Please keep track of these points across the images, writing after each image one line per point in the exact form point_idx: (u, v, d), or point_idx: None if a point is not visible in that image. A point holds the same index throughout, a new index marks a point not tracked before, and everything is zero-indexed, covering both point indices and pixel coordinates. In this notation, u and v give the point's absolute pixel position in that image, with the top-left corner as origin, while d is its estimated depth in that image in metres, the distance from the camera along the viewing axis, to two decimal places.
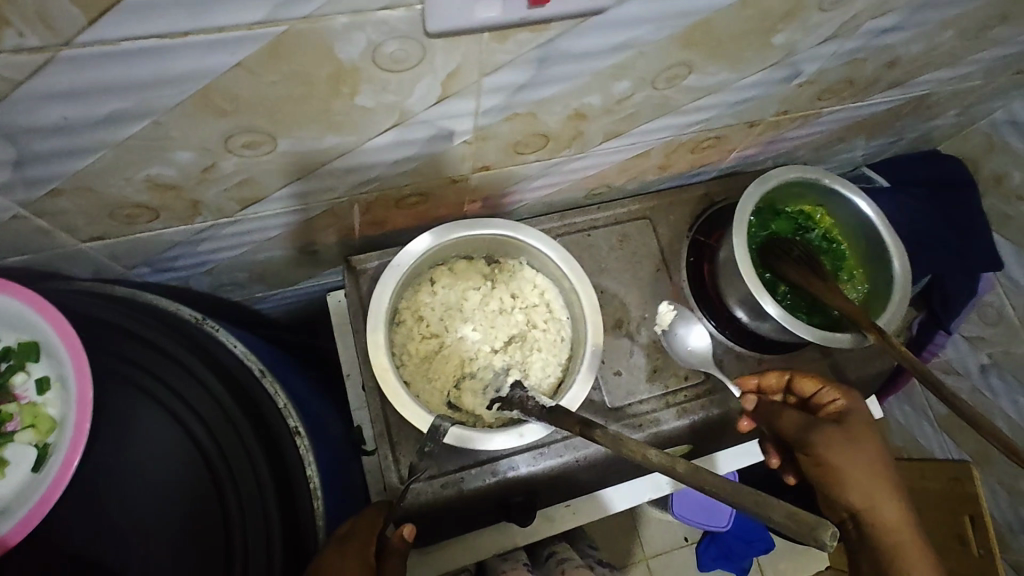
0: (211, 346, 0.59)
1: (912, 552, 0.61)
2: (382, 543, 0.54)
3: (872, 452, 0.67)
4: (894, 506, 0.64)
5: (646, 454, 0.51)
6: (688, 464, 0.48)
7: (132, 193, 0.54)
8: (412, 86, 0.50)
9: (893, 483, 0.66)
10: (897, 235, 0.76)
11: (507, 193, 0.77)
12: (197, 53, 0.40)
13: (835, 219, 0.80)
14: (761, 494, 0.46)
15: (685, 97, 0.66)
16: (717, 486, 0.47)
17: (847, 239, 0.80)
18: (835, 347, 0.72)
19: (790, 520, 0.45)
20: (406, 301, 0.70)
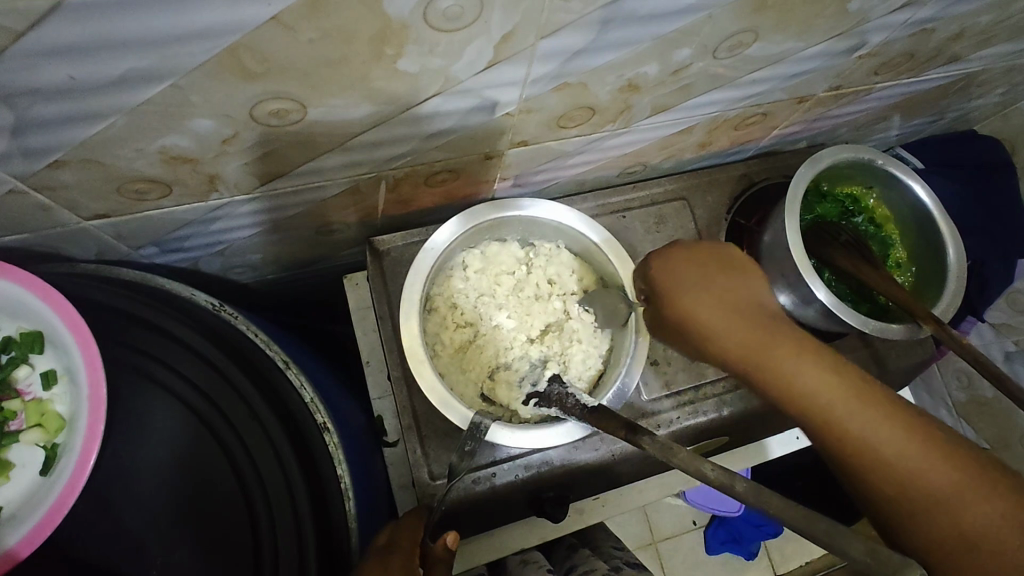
0: (232, 334, 0.54)
1: (786, 381, 0.48)
2: (425, 551, 0.51)
3: (709, 294, 0.52)
4: (750, 339, 0.49)
5: (700, 467, 0.46)
6: (749, 482, 0.44)
7: (142, 166, 0.48)
8: (462, 48, 0.44)
9: (735, 307, 0.51)
10: (952, 220, 0.72)
11: (541, 170, 0.72)
12: (227, 4, 0.34)
13: (884, 203, 0.76)
14: (835, 521, 0.40)
15: (742, 69, 0.61)
16: (778, 508, 0.42)
17: (896, 225, 0.76)
18: (888, 338, 0.68)
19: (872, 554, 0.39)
20: (438, 287, 0.65)
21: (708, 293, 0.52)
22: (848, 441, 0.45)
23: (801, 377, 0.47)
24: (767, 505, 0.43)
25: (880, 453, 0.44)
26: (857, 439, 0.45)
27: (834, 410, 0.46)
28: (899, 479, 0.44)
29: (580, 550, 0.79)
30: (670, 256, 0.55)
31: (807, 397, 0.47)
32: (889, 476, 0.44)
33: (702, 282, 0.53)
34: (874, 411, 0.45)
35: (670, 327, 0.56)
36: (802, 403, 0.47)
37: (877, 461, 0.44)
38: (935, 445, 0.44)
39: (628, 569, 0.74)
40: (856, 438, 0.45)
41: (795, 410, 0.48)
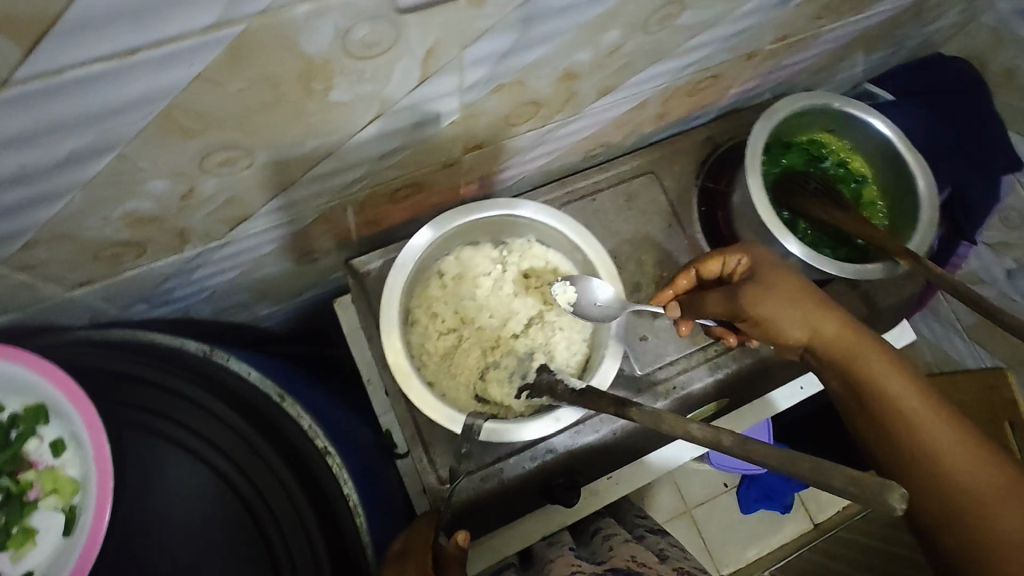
0: (225, 377, 0.56)
1: (870, 367, 0.57)
2: (437, 552, 0.52)
3: (810, 287, 0.61)
4: (843, 329, 0.59)
5: (688, 428, 0.48)
6: (734, 435, 0.45)
7: (110, 232, 0.50)
8: (390, 70, 0.45)
9: (832, 303, 0.61)
10: (917, 151, 0.72)
11: (504, 168, 0.74)
12: (150, 73, 0.36)
13: (848, 144, 0.76)
14: (816, 458, 0.41)
15: (679, 38, 0.61)
16: (765, 456, 0.43)
17: (863, 164, 0.76)
18: (867, 279, 0.68)
19: (855, 484, 0.40)
20: (417, 298, 0.67)
21: (810, 287, 0.61)
22: (915, 433, 0.54)
23: (883, 368, 0.57)
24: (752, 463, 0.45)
25: (936, 451, 0.53)
26: (921, 430, 0.54)
27: (908, 405, 0.55)
28: (948, 473, 0.52)
29: (605, 517, 0.80)
30: (772, 258, 0.63)
31: (886, 388, 0.56)
32: (943, 467, 0.53)
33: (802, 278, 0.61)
34: (938, 417, 0.55)
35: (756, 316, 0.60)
36: (880, 390, 0.56)
37: (933, 457, 0.53)
38: (983, 458, 0.52)
39: (651, 537, 0.75)
40: (919, 430, 0.54)
41: (881, 408, 0.56)
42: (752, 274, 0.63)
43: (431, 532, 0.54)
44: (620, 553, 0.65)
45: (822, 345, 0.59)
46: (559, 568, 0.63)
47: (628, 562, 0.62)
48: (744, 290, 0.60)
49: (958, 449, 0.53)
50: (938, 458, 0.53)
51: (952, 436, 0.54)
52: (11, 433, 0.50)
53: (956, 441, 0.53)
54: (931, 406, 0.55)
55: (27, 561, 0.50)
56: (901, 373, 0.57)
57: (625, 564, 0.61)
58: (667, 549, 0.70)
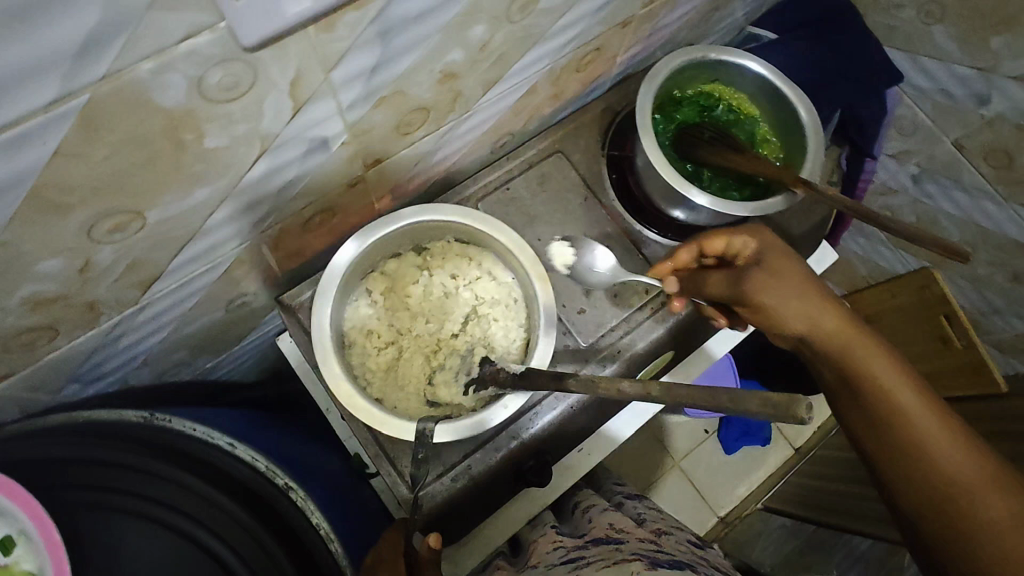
0: (172, 439, 0.58)
1: (868, 357, 0.56)
2: (411, 557, 0.54)
3: (810, 276, 0.61)
4: (842, 320, 0.58)
5: (620, 387, 0.50)
6: (660, 384, 0.48)
7: (14, 319, 0.49)
8: (259, 107, 0.46)
9: (834, 297, 0.61)
10: (794, 83, 0.76)
11: (413, 176, 0.74)
12: (5, 158, 0.36)
13: (733, 89, 0.80)
14: (732, 389, 0.45)
15: (546, 21, 0.63)
16: (689, 397, 0.46)
17: (751, 105, 0.80)
18: (773, 213, 0.70)
19: (768, 406, 0.43)
20: (350, 321, 0.67)
21: (811, 276, 0.61)
22: (910, 427, 0.52)
23: (880, 361, 0.55)
24: (681, 405, 0.47)
25: (928, 446, 0.51)
26: (913, 426, 0.52)
27: (902, 398, 0.53)
28: (940, 468, 0.50)
29: (585, 491, 0.82)
30: (778, 247, 0.63)
31: (883, 382, 0.54)
32: (935, 464, 0.50)
33: (801, 265, 0.62)
34: (933, 411, 0.52)
35: (758, 303, 0.60)
36: (877, 384, 0.54)
37: (924, 453, 0.51)
38: (976, 456, 0.50)
39: (629, 503, 0.77)
40: (916, 427, 0.52)
41: (875, 402, 0.54)
42: (757, 258, 0.63)
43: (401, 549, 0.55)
44: (599, 523, 0.66)
45: (820, 336, 0.58)
46: (542, 551, 0.65)
47: (607, 530, 0.63)
48: (749, 275, 0.61)
49: (952, 447, 0.50)
50: (928, 452, 0.51)
51: (951, 434, 0.51)
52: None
53: (949, 437, 0.51)
54: (928, 402, 0.53)
55: None
56: (898, 366, 0.56)
57: (604, 533, 0.62)
58: (645, 513, 0.72)
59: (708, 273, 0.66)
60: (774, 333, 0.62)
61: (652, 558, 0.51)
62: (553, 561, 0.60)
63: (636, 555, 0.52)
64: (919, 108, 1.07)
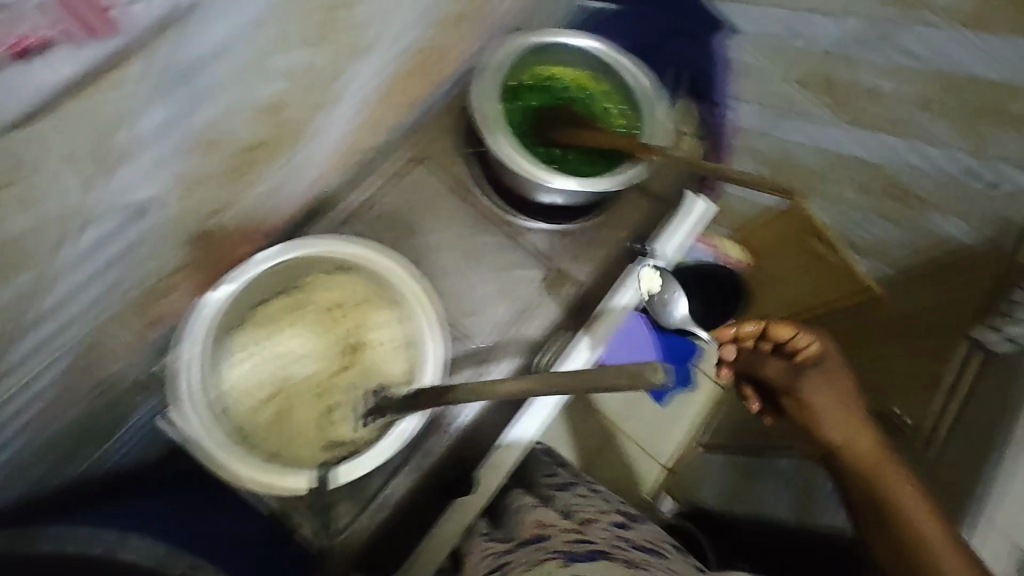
0: (47, 555, 0.54)
1: (891, 477, 0.64)
2: None
3: (856, 411, 0.71)
4: (875, 448, 0.67)
5: (501, 388, 0.51)
6: (537, 377, 0.49)
7: None
8: (40, 187, 0.42)
9: (872, 423, 0.71)
10: (624, 54, 0.79)
11: (267, 218, 0.71)
12: None
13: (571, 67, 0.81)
14: (594, 367, 0.46)
15: (362, 35, 0.61)
16: (562, 382, 0.48)
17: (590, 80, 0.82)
18: (629, 182, 0.72)
19: (630, 377, 0.44)
20: (224, 379, 0.62)
21: (859, 409, 0.71)
22: (919, 541, 0.58)
23: (904, 483, 0.63)
24: (556, 392, 0.49)
25: (931, 554, 0.57)
26: (917, 533, 0.58)
27: (914, 515, 0.60)
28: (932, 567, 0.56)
29: (513, 484, 0.77)
30: (840, 375, 0.73)
31: (902, 502, 0.61)
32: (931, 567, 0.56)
33: (855, 418, 0.70)
34: (945, 529, 0.58)
35: (807, 400, 0.71)
36: (896, 506, 0.61)
37: (926, 561, 0.57)
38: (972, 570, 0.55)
39: (562, 492, 0.73)
40: (920, 535, 0.58)
41: (890, 513, 0.61)
42: (816, 360, 0.72)
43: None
44: (526, 522, 0.65)
45: (852, 455, 0.68)
46: (474, 565, 0.63)
47: (534, 528, 0.62)
48: (807, 373, 0.71)
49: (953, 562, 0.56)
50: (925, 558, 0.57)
51: (952, 547, 0.57)
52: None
53: (951, 550, 0.56)
54: (931, 515, 0.60)
55: None
56: (917, 488, 0.63)
57: (531, 533, 0.61)
58: (575, 501, 0.70)
59: (764, 359, 0.74)
60: (815, 441, 0.71)
61: (571, 555, 0.54)
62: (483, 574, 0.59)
63: (557, 559, 0.53)
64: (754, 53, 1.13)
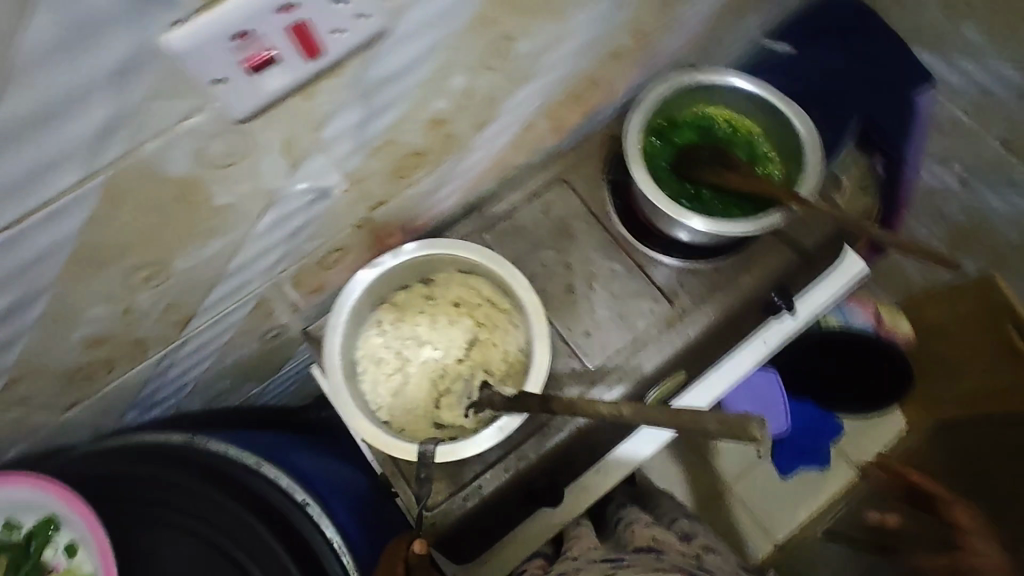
0: (203, 455, 0.65)
1: None
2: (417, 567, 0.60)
3: None
4: None
5: (595, 409, 0.54)
6: (630, 406, 0.51)
7: (76, 356, 0.59)
8: (256, 169, 0.53)
9: None
10: (784, 95, 0.78)
11: (422, 213, 0.80)
12: (48, 227, 0.44)
13: (726, 106, 0.82)
14: (692, 410, 0.47)
15: (528, 65, 0.68)
16: (651, 415, 0.49)
17: (744, 118, 0.81)
18: (768, 230, 0.71)
19: (725, 426, 0.45)
20: (362, 349, 0.74)
21: None
22: None
23: None
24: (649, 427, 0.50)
25: None
26: None
27: None
28: None
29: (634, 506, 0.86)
30: None
31: None
32: None
33: None
34: None
35: None
36: None
37: None
38: None
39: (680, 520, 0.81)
40: None
41: None
42: None
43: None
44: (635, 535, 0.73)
45: None
46: (581, 550, 0.70)
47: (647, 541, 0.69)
48: None
49: None
50: None
51: None
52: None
53: None
54: None
55: None
56: None
57: (645, 542, 0.69)
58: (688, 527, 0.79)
59: None
60: None
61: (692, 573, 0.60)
62: (593, 558, 0.66)
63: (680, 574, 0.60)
64: (957, 108, 0.98)
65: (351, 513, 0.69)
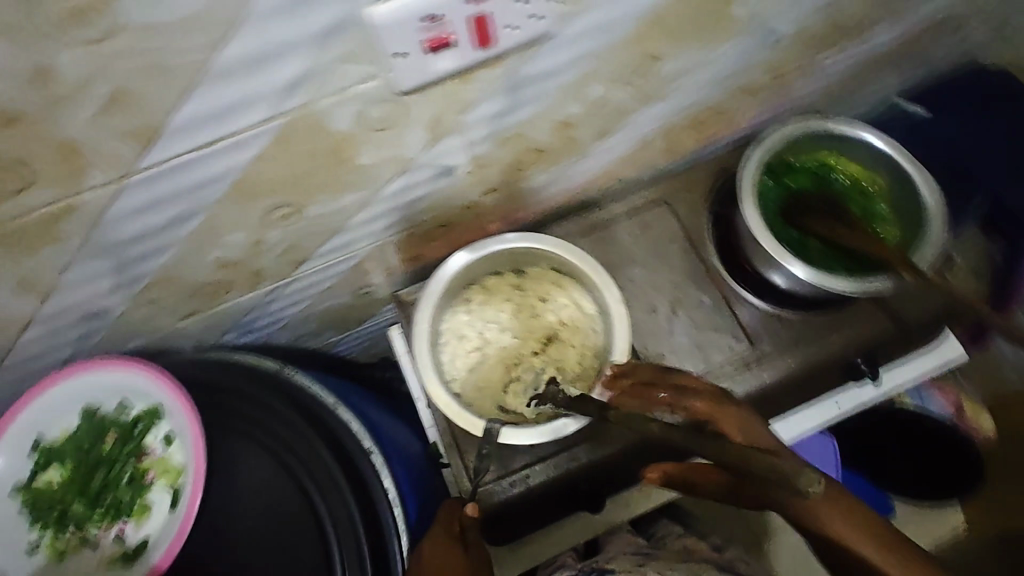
0: (290, 385, 0.68)
1: None
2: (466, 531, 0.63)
3: None
4: None
5: (649, 426, 0.53)
6: (683, 433, 0.50)
7: (206, 273, 0.65)
8: (402, 137, 0.57)
9: None
10: (918, 161, 0.76)
11: (526, 206, 0.82)
12: (225, 154, 0.49)
13: (853, 160, 0.80)
14: (739, 452, 0.47)
15: (665, 84, 0.70)
16: (700, 446, 0.49)
17: (869, 176, 0.80)
18: (871, 292, 0.71)
19: (767, 468, 0.47)
20: (447, 322, 0.78)
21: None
22: None
23: None
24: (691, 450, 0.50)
25: None
26: None
27: None
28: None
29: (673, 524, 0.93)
30: None
31: None
32: None
33: None
34: None
35: None
36: None
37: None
38: None
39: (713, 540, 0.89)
40: None
41: None
42: None
43: (446, 542, 0.61)
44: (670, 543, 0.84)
45: None
46: (622, 545, 0.82)
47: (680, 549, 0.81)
48: None
49: None
50: None
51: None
52: (97, 419, 0.65)
53: None
54: None
55: (144, 527, 0.65)
56: None
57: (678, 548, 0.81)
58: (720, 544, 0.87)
59: None
60: None
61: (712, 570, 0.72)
62: (625, 552, 0.78)
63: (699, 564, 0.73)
64: None
65: (405, 474, 0.71)
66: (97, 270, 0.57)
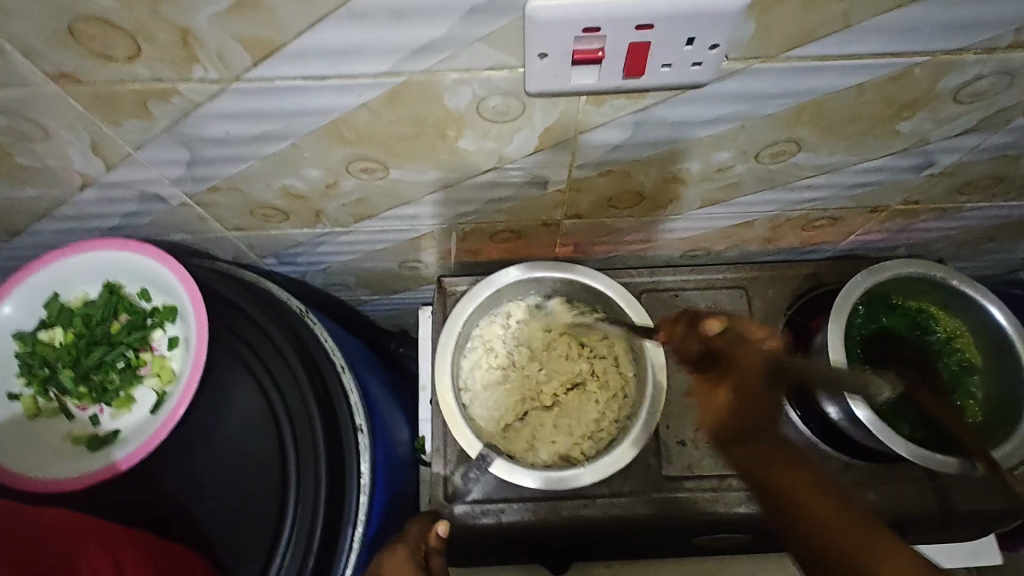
0: (305, 334, 0.65)
1: None
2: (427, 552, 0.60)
3: None
4: None
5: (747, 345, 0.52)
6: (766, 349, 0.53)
7: (270, 197, 0.63)
8: (510, 135, 0.54)
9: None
10: None
11: (601, 242, 0.78)
12: (329, 93, 0.47)
13: (960, 321, 0.73)
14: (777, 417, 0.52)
15: (794, 174, 0.64)
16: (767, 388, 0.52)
17: (971, 344, 0.72)
18: (933, 467, 0.64)
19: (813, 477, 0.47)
20: (481, 330, 0.75)
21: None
22: None
23: None
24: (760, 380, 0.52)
25: None
26: None
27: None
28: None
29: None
30: None
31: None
32: None
33: None
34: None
35: None
36: None
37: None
38: None
39: None
40: None
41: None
42: None
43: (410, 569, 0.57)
44: None
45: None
46: None
47: None
48: None
49: None
50: None
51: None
52: (116, 298, 0.65)
53: None
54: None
55: (120, 420, 0.64)
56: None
57: None
58: None
59: None
60: None
61: None
62: None
63: None
64: None
65: (383, 464, 0.67)
66: (170, 158, 0.56)
